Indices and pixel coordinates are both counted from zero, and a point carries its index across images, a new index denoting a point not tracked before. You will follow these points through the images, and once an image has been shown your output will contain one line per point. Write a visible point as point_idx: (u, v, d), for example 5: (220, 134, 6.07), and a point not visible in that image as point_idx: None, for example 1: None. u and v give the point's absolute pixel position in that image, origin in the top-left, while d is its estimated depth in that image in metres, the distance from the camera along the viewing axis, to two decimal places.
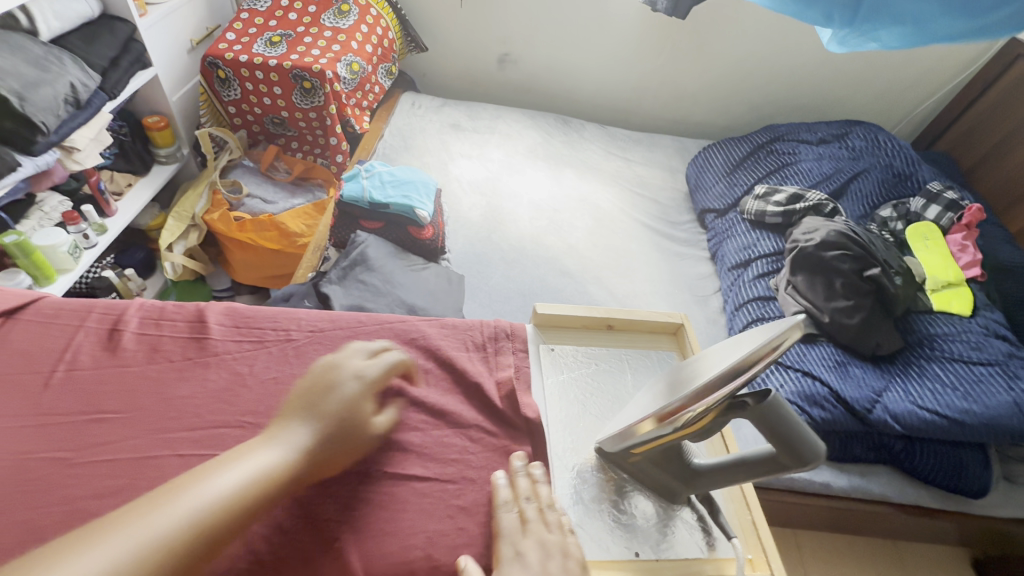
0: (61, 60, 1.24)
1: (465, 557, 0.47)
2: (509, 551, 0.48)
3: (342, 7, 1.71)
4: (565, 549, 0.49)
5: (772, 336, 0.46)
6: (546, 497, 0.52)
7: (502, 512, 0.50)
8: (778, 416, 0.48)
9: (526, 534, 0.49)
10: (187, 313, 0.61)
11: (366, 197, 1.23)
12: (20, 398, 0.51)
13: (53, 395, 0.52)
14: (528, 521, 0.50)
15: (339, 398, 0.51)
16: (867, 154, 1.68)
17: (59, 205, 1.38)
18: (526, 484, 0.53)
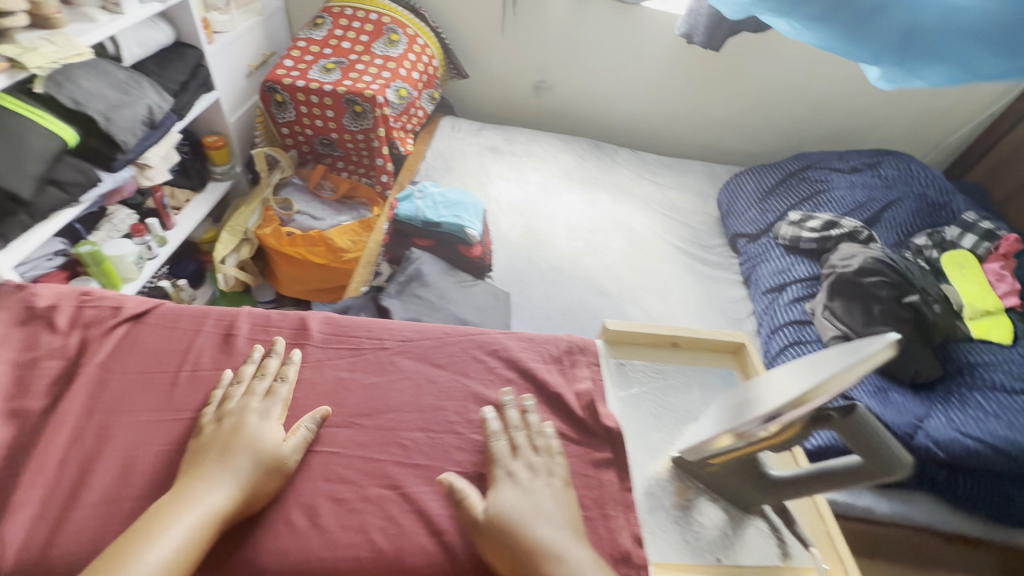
0: (140, 83, 1.32)
1: (448, 472, 0.55)
2: (502, 471, 0.56)
3: (392, 36, 1.81)
4: (550, 470, 0.57)
5: (847, 364, 0.47)
6: (533, 425, 0.60)
7: (493, 440, 0.58)
8: (861, 429, 0.51)
9: (516, 457, 0.57)
10: (290, 321, 0.69)
11: (420, 216, 1.30)
12: (159, 393, 0.61)
13: (183, 390, 0.62)
14: (517, 447, 0.58)
15: (235, 439, 0.55)
16: (900, 183, 1.71)
17: (126, 218, 1.47)
18: (514, 415, 0.61)
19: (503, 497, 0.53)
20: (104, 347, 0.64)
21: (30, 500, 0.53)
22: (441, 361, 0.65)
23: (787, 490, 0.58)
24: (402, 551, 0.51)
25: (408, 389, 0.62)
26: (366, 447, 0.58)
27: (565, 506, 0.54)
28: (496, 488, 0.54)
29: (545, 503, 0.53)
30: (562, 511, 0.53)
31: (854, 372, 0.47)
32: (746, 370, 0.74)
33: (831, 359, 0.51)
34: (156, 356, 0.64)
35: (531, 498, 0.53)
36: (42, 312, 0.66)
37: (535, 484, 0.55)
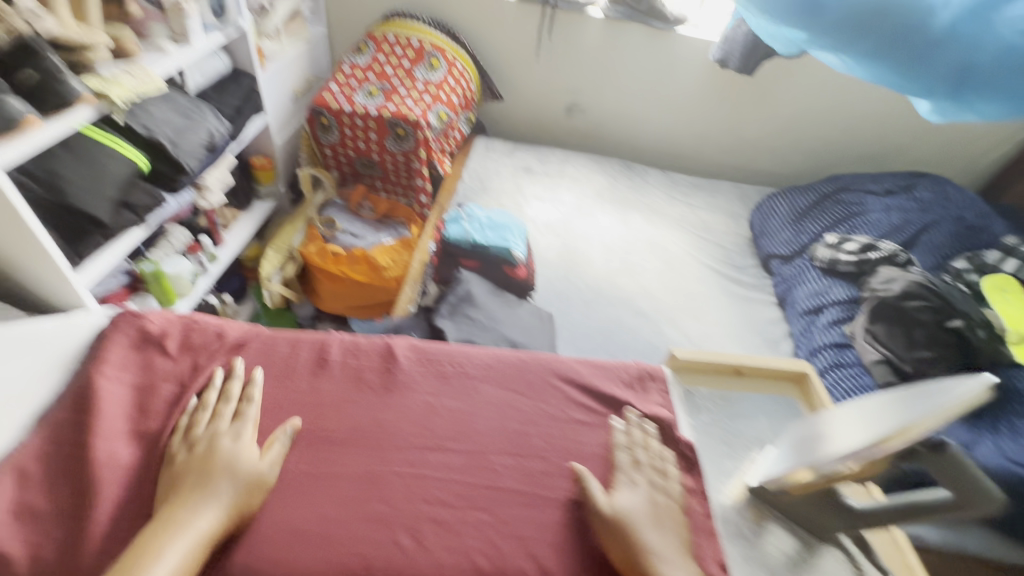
0: (202, 109, 1.38)
1: (575, 463, 0.61)
2: (625, 477, 0.60)
3: (432, 61, 1.87)
4: (669, 492, 0.60)
5: (932, 412, 0.50)
6: (656, 447, 0.64)
7: (618, 450, 0.63)
8: (951, 467, 0.52)
9: (637, 469, 0.61)
10: (377, 347, 0.69)
11: (469, 239, 1.34)
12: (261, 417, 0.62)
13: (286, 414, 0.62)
14: (638, 462, 0.62)
15: (214, 463, 0.56)
16: (936, 206, 1.71)
17: (182, 237, 1.50)
18: (639, 435, 0.65)
19: (623, 499, 0.57)
20: (212, 371, 0.68)
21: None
22: (522, 388, 0.68)
23: (868, 522, 0.60)
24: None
25: (494, 414, 0.64)
26: (460, 469, 0.59)
27: (679, 526, 0.57)
28: (617, 489, 0.58)
29: (663, 518, 0.57)
30: (674, 529, 0.57)
31: (936, 417, 0.49)
32: (811, 399, 0.76)
33: (912, 402, 0.54)
34: (256, 379, 0.66)
35: (650, 510, 0.57)
36: (153, 337, 0.70)
37: (655, 499, 0.59)
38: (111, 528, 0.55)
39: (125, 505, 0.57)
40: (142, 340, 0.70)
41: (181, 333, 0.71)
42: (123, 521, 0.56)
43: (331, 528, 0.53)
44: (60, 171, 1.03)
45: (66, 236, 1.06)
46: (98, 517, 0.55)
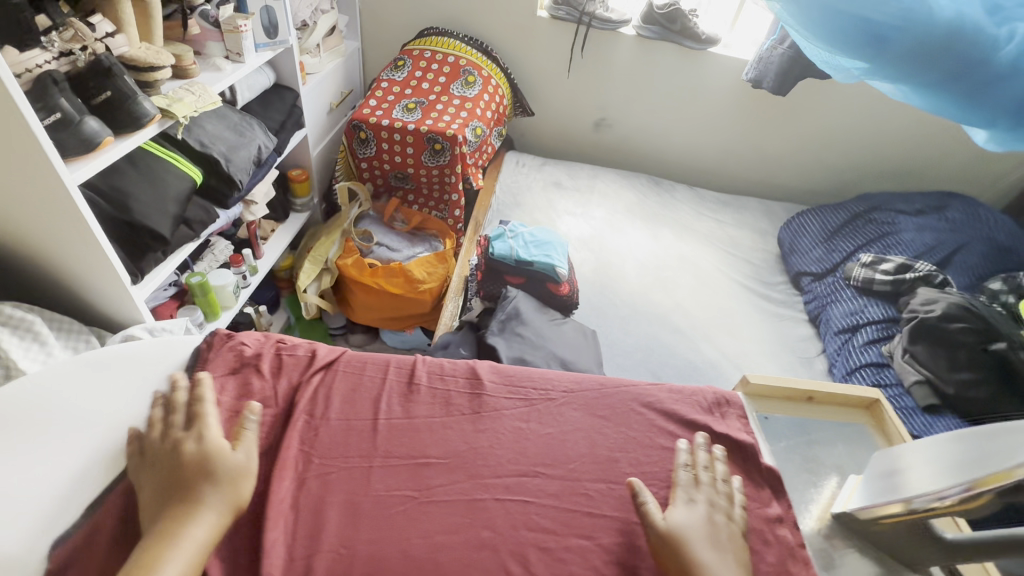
0: (253, 125, 1.40)
1: (634, 480, 0.60)
2: (685, 496, 0.60)
3: (468, 78, 1.89)
4: (729, 513, 0.59)
5: None
6: (720, 471, 0.63)
7: (679, 468, 0.63)
8: None
9: (699, 488, 0.61)
10: (462, 370, 0.71)
11: (513, 255, 1.34)
12: (359, 440, 0.63)
13: (384, 437, 0.63)
14: (698, 482, 0.61)
15: (190, 467, 0.56)
16: (967, 227, 1.73)
17: (225, 248, 1.51)
18: (702, 456, 0.64)
19: (680, 517, 0.57)
20: (307, 392, 0.67)
21: (278, 543, 0.54)
22: (605, 413, 0.69)
23: (966, 555, 0.60)
24: None
25: (582, 439, 0.66)
26: (556, 495, 0.60)
27: (737, 547, 0.56)
28: (674, 507, 0.58)
29: (721, 538, 0.56)
30: (732, 550, 0.56)
31: None
32: (882, 426, 0.78)
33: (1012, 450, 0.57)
34: (352, 403, 0.66)
35: (706, 529, 0.56)
36: (249, 358, 0.70)
37: (714, 519, 0.58)
38: (225, 554, 0.53)
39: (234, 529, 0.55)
40: (237, 360, 0.69)
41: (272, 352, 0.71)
42: (235, 545, 0.54)
43: (441, 554, 0.54)
44: (127, 189, 1.05)
45: (129, 252, 1.07)
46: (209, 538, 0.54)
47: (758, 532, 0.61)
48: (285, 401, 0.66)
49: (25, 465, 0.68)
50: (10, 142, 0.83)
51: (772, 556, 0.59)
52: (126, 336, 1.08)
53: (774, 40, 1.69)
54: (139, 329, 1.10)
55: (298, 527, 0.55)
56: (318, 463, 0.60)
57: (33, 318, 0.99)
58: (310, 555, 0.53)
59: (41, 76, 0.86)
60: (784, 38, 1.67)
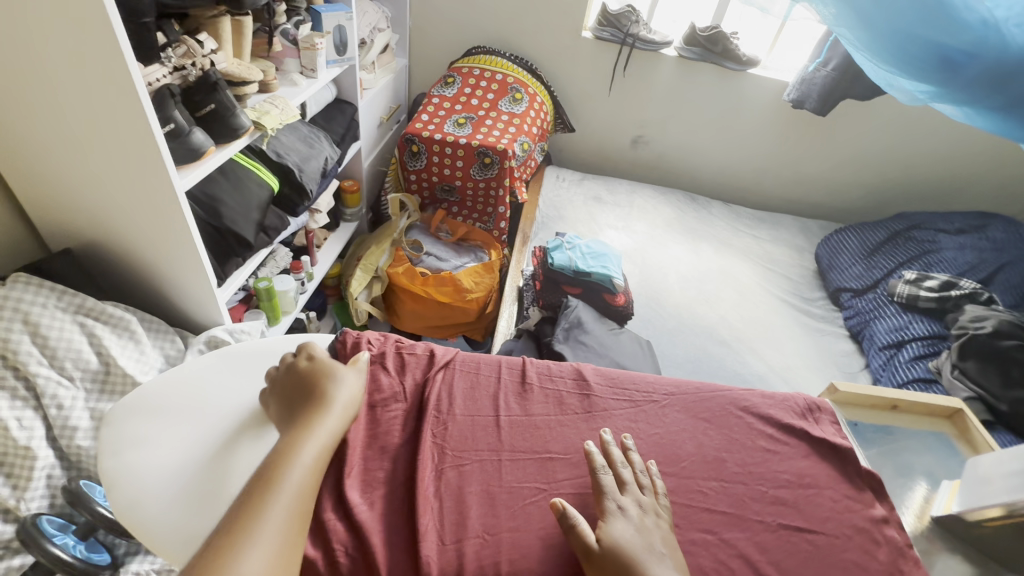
0: (320, 138, 1.46)
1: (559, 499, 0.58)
2: (613, 504, 0.58)
3: (516, 95, 1.95)
4: (657, 511, 0.59)
5: None
6: (637, 461, 0.64)
7: (601, 472, 0.61)
8: None
9: (625, 492, 0.60)
10: (569, 372, 0.78)
11: (572, 265, 1.39)
12: (486, 435, 0.69)
13: (509, 433, 0.69)
14: (624, 482, 0.61)
15: (312, 378, 0.70)
16: (1011, 246, 1.76)
17: (285, 255, 1.54)
18: (618, 452, 0.64)
19: (616, 530, 0.55)
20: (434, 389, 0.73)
21: (430, 528, 0.59)
22: (707, 416, 0.73)
23: None
24: None
25: (689, 439, 0.70)
26: (673, 492, 0.64)
27: (671, 548, 0.56)
28: (608, 520, 0.56)
29: (656, 546, 0.55)
30: (670, 552, 0.56)
31: None
32: (966, 434, 0.84)
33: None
34: (473, 400, 0.73)
35: (641, 537, 0.56)
36: (374, 357, 0.77)
37: (645, 524, 0.57)
38: (384, 534, 0.59)
39: (388, 512, 0.61)
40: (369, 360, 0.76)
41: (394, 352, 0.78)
42: (391, 528, 0.60)
43: None
44: (219, 196, 1.10)
45: (219, 256, 1.12)
46: (369, 519, 0.59)
47: (866, 532, 0.63)
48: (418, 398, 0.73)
49: (185, 449, 0.70)
50: (133, 149, 0.88)
51: (883, 555, 0.62)
52: (210, 337, 1.12)
53: (819, 62, 1.73)
54: (221, 330, 1.14)
55: (445, 513, 0.61)
56: (452, 455, 0.66)
57: (130, 317, 1.03)
58: (460, 541, 0.58)
59: (160, 89, 0.92)
60: (829, 61, 1.71)
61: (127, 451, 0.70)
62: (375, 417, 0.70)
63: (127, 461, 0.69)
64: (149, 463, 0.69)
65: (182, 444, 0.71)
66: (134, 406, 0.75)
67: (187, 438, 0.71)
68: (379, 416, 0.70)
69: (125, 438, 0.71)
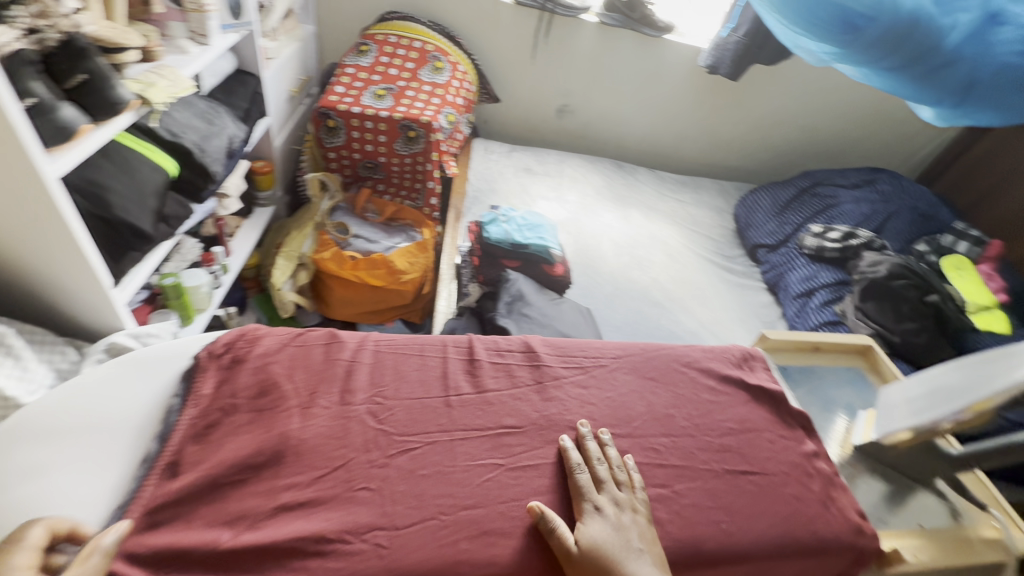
0: (220, 113, 1.32)
1: (534, 502, 0.58)
2: (590, 505, 0.59)
3: (436, 64, 1.86)
4: (634, 506, 0.59)
5: (981, 387, 0.66)
6: (614, 457, 0.64)
7: (577, 472, 0.61)
8: None
9: (601, 491, 0.60)
10: (517, 345, 0.76)
11: (509, 238, 1.38)
12: (438, 417, 0.65)
13: (459, 412, 0.66)
14: (600, 480, 0.61)
15: None
16: (896, 196, 1.95)
17: (193, 247, 1.41)
18: (595, 447, 0.64)
19: (593, 532, 0.56)
20: (356, 378, 0.68)
21: (384, 515, 0.56)
22: (654, 374, 0.74)
23: (968, 464, 0.73)
24: (698, 538, 0.59)
25: (639, 398, 0.71)
26: (628, 451, 0.66)
27: (648, 542, 0.57)
28: (585, 523, 0.57)
29: (633, 542, 0.56)
30: (647, 547, 0.56)
31: (982, 387, 0.66)
32: (876, 366, 0.94)
33: (1008, 365, 0.66)
34: (421, 383, 0.69)
35: (618, 533, 0.56)
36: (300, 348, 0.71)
37: (622, 521, 0.57)
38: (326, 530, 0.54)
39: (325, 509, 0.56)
40: (262, 356, 0.68)
41: (299, 341, 0.72)
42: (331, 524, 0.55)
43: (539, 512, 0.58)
44: (105, 182, 0.97)
45: (111, 253, 1.00)
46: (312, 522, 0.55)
47: (800, 465, 0.68)
48: (339, 387, 0.67)
49: (100, 474, 0.63)
50: None
51: (816, 486, 0.67)
52: (110, 344, 0.99)
53: (730, 28, 1.80)
54: (123, 336, 1.01)
55: (398, 493, 0.58)
56: (398, 439, 0.63)
57: (5, 331, 0.89)
58: (415, 523, 0.56)
59: (15, 57, 0.77)
60: (739, 27, 1.78)
61: (15, 484, 0.59)
62: (280, 418, 0.63)
63: (23, 494, 0.59)
64: (55, 491, 0.61)
65: (94, 469, 0.63)
66: (17, 429, 0.63)
67: (96, 459, 0.64)
68: (273, 421, 0.62)
69: (12, 468, 0.60)
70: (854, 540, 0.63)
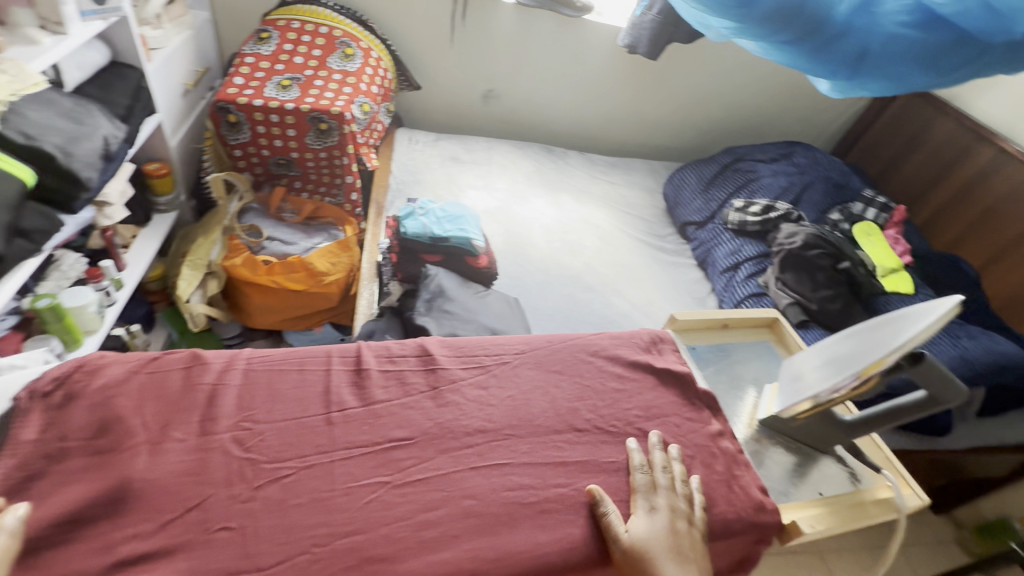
0: (90, 111, 1.17)
1: (594, 488, 0.60)
2: (646, 503, 0.60)
3: (346, 50, 1.75)
4: (690, 519, 0.60)
5: (872, 350, 0.68)
6: (677, 468, 0.64)
7: (637, 471, 0.63)
8: (932, 372, 0.65)
9: (658, 493, 0.61)
10: (412, 349, 0.72)
11: (428, 232, 1.33)
12: (318, 437, 0.60)
13: (341, 430, 0.61)
14: (660, 486, 0.62)
15: None
16: (811, 168, 2.03)
17: (76, 263, 1.26)
18: (659, 455, 0.65)
19: (647, 530, 0.58)
20: (223, 404, 0.62)
21: (249, 554, 0.51)
22: (559, 367, 0.72)
23: (862, 431, 0.75)
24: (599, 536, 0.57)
25: (542, 395, 0.69)
26: (529, 452, 0.63)
27: (697, 554, 0.58)
28: (641, 520, 0.58)
29: (684, 549, 0.58)
30: (695, 558, 0.58)
31: (874, 350, 0.68)
32: (783, 338, 0.95)
33: (895, 329, 0.67)
34: (301, 402, 0.64)
35: (669, 539, 0.57)
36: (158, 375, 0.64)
37: (677, 527, 0.59)
38: None
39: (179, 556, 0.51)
40: (109, 388, 0.61)
41: (158, 367, 0.65)
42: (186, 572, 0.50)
43: (426, 531, 0.54)
44: None
45: None
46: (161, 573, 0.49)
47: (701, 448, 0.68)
48: (202, 417, 0.61)
49: None
50: None
51: (718, 467, 0.66)
52: None
53: (644, 7, 1.80)
54: None
55: (264, 529, 0.53)
56: (269, 467, 0.57)
57: None
58: (285, 559, 0.51)
59: None
60: (653, 5, 1.78)
61: None
62: (130, 457, 0.56)
63: None
64: None
65: None
66: None
67: None
68: (119, 462, 0.55)
69: None
70: (753, 518, 0.63)
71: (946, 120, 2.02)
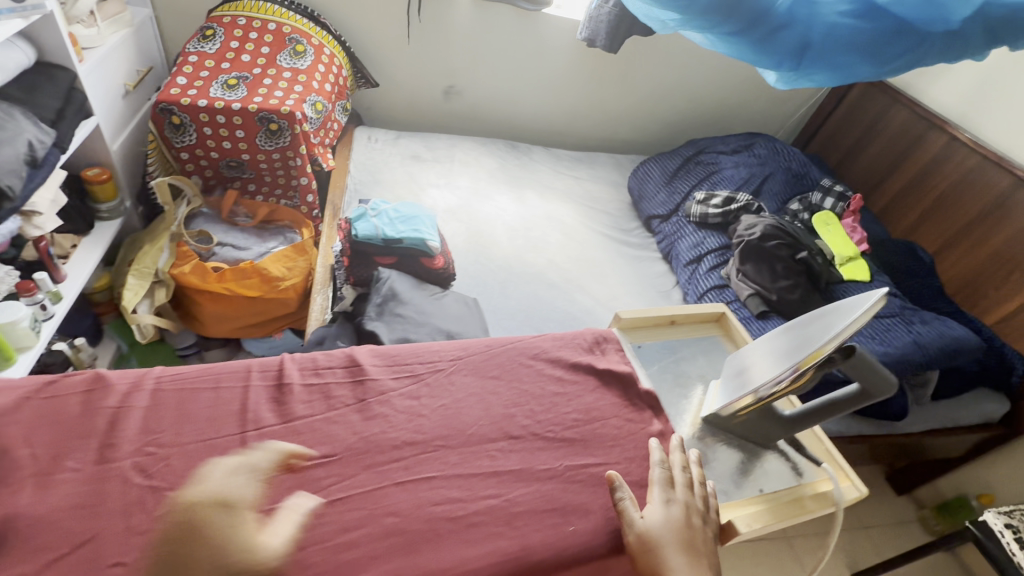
0: (12, 115, 1.11)
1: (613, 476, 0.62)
2: (663, 494, 0.62)
3: (296, 47, 1.69)
4: (705, 517, 0.63)
5: (805, 344, 0.68)
6: (696, 468, 0.67)
7: (655, 465, 0.65)
8: (862, 364, 0.66)
9: (675, 487, 0.64)
10: (340, 360, 0.71)
11: (380, 234, 1.29)
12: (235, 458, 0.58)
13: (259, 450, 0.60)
14: (681, 482, 0.64)
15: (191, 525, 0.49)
16: (771, 159, 2.05)
17: (6, 276, 1.21)
18: (682, 455, 0.68)
19: (664, 520, 0.59)
20: (129, 427, 0.60)
21: None
22: (495, 373, 0.72)
23: (801, 425, 0.76)
24: (529, 547, 0.56)
25: (477, 402, 0.68)
26: (459, 463, 0.62)
27: (709, 549, 0.60)
28: (655, 510, 0.60)
29: (698, 544, 0.59)
30: (706, 553, 0.59)
31: (807, 344, 0.68)
32: (729, 333, 0.95)
33: (828, 322, 0.68)
34: (217, 422, 0.61)
35: (683, 531, 0.59)
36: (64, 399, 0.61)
37: (692, 523, 0.61)
38: None
39: None
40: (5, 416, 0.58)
41: (64, 390, 0.62)
42: None
43: (346, 551, 0.53)
44: None
45: None
46: None
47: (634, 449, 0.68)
48: (109, 442, 0.58)
49: None
50: None
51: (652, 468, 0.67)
52: None
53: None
54: None
55: None
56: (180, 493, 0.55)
57: None
58: None
59: None
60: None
61: None
62: (26, 489, 0.53)
63: None
64: None
65: None
66: None
67: None
68: (13, 496, 0.53)
69: None
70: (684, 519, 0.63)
71: (901, 108, 2.06)
